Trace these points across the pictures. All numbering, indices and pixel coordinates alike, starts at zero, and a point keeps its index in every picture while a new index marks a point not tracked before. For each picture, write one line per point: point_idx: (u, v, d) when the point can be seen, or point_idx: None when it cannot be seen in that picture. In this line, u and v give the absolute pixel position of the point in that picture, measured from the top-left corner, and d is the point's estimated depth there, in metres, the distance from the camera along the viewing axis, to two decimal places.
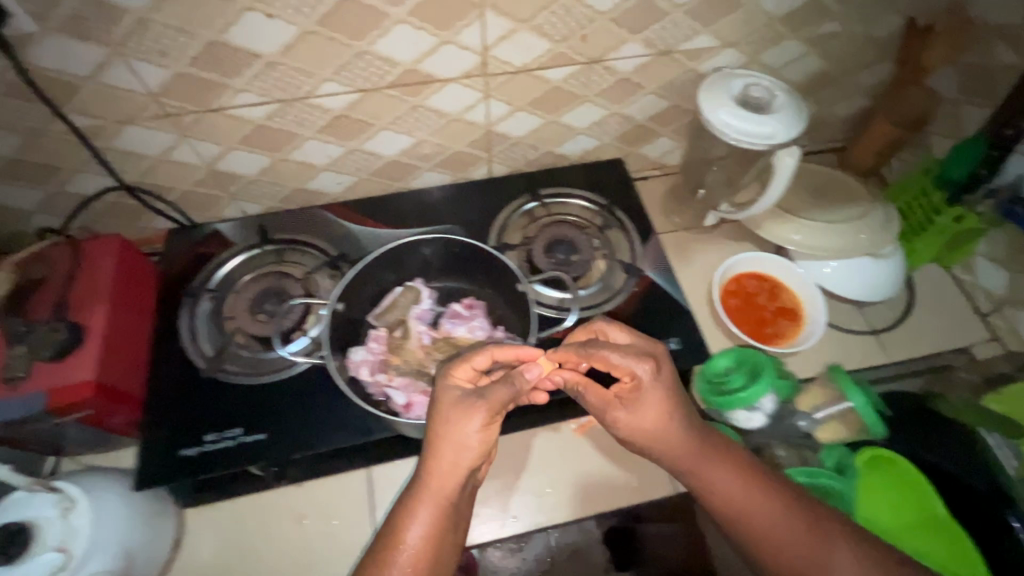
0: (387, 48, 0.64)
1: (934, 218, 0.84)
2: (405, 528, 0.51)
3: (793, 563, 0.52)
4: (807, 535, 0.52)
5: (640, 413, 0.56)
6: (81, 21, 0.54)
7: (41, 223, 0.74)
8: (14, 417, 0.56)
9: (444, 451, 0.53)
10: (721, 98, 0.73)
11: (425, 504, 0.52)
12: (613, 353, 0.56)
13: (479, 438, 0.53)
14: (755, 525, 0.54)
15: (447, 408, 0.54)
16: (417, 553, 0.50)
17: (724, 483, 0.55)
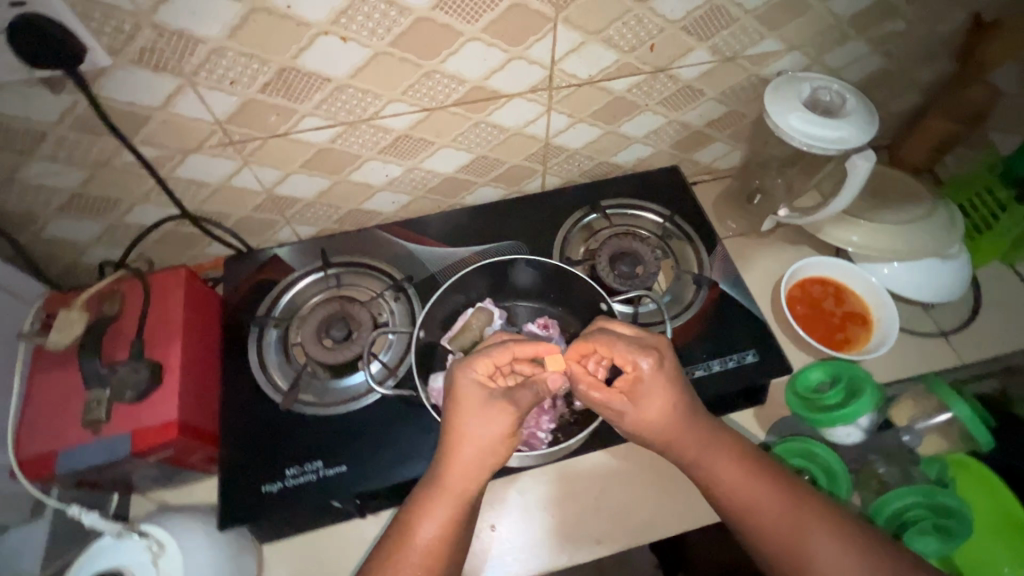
0: (457, 66, 0.62)
1: (999, 216, 0.84)
2: (416, 525, 0.53)
3: (782, 552, 0.53)
4: (792, 524, 0.53)
5: (647, 404, 0.56)
6: (156, 53, 0.52)
7: (98, 255, 0.73)
8: (100, 463, 0.55)
9: (458, 450, 0.54)
10: (793, 103, 0.71)
11: (436, 503, 0.53)
12: (622, 345, 0.55)
13: (485, 435, 0.54)
14: (755, 516, 0.54)
15: (460, 403, 0.55)
16: (429, 550, 0.52)
17: (725, 472, 0.55)
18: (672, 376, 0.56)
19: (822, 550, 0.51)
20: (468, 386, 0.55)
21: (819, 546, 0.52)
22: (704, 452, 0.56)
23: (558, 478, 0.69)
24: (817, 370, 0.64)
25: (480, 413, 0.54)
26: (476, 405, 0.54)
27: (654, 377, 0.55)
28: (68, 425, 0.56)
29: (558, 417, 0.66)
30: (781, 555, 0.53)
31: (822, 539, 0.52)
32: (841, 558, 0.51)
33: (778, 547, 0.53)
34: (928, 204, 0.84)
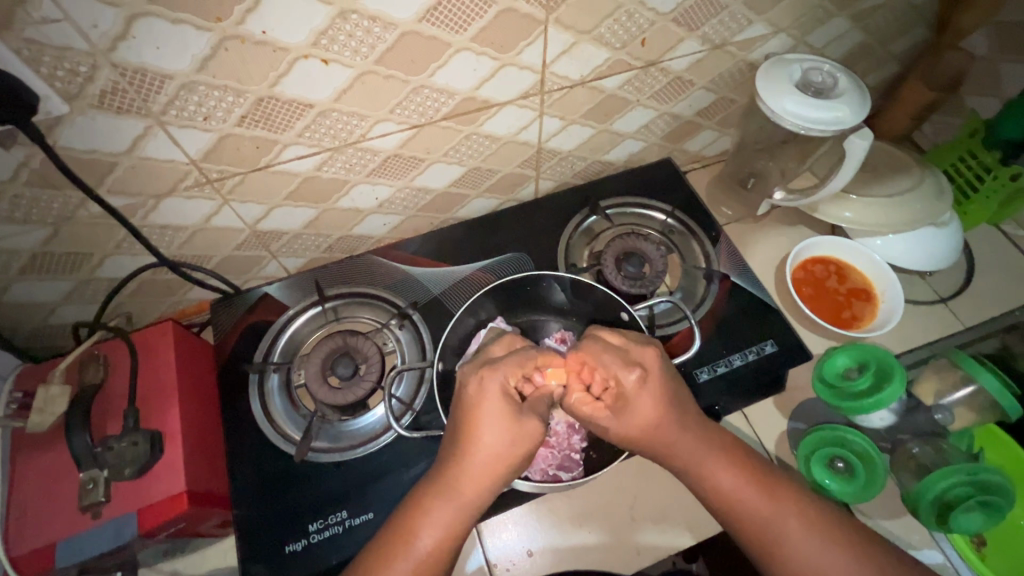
0: (445, 79, 0.58)
1: (984, 178, 0.84)
2: (415, 531, 0.50)
3: (754, 539, 0.51)
4: (779, 517, 0.51)
5: (628, 415, 0.56)
6: (118, 94, 0.47)
7: (69, 314, 0.67)
8: (106, 550, 0.50)
9: (473, 458, 0.53)
10: (785, 86, 0.69)
11: (439, 507, 0.51)
12: (605, 354, 0.56)
13: (494, 446, 0.53)
14: (745, 507, 0.52)
15: (480, 410, 0.54)
16: (422, 562, 0.49)
17: (722, 468, 0.54)
18: (657, 384, 0.56)
19: (805, 546, 0.50)
20: (496, 390, 0.54)
21: (802, 541, 0.50)
22: (699, 450, 0.55)
23: (591, 493, 0.68)
24: (843, 356, 0.67)
25: (503, 422, 0.54)
26: (499, 412, 0.54)
27: (635, 391, 0.56)
28: (63, 513, 0.51)
29: (588, 433, 0.65)
30: (763, 549, 0.51)
31: (803, 529, 0.51)
32: (823, 548, 0.49)
33: (762, 539, 0.51)
34: (916, 173, 0.82)
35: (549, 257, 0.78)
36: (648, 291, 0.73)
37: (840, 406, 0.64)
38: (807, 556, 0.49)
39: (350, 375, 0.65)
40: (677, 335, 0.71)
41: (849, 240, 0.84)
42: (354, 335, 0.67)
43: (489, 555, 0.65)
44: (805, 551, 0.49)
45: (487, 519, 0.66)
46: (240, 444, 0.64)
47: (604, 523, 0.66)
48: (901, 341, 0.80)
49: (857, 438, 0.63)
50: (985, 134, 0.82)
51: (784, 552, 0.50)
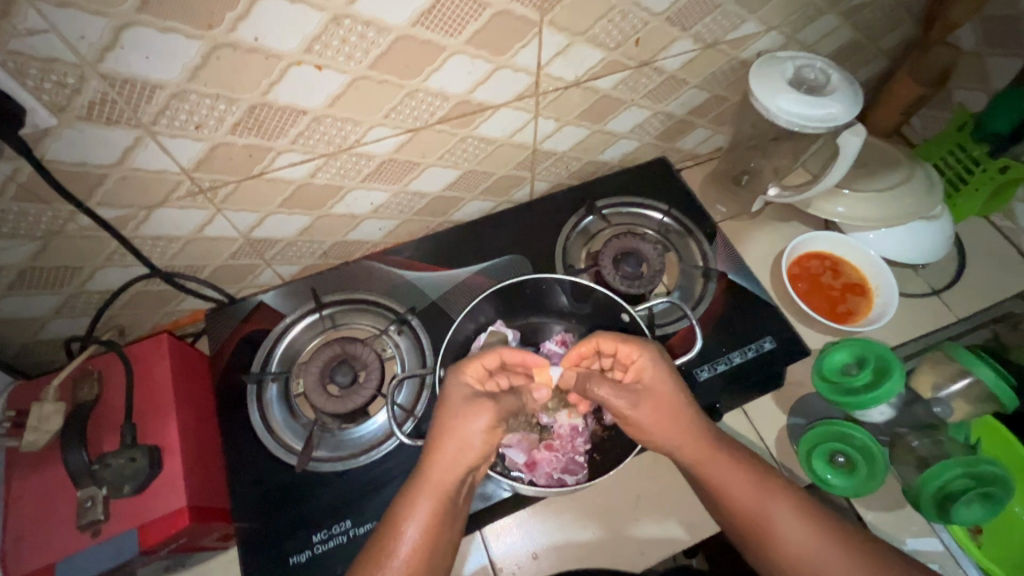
0: (440, 82, 0.58)
1: (973, 171, 0.85)
2: (403, 524, 0.49)
3: (745, 520, 0.53)
4: (755, 493, 0.53)
5: (642, 401, 0.57)
6: (107, 105, 0.46)
7: (59, 328, 0.65)
8: (106, 568, 0.49)
9: (444, 445, 0.53)
10: (778, 83, 0.69)
11: (423, 498, 0.51)
12: (619, 339, 0.59)
13: (463, 434, 0.54)
14: (721, 483, 0.54)
15: (447, 403, 0.56)
16: (417, 551, 0.49)
17: (690, 444, 0.56)
18: (667, 369, 0.58)
19: (781, 518, 0.52)
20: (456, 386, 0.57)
21: (778, 513, 0.52)
22: (675, 428, 0.56)
23: (594, 494, 0.68)
24: (841, 351, 0.68)
25: (467, 410, 0.55)
26: (462, 402, 0.55)
27: (649, 372, 0.58)
28: (61, 532, 0.50)
29: (591, 436, 0.66)
30: (744, 524, 0.53)
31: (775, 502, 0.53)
32: (814, 533, 0.51)
33: (741, 513, 0.53)
34: (906, 167, 0.83)
35: (547, 259, 0.78)
36: (647, 291, 0.73)
37: (837, 401, 0.65)
38: (782, 529, 0.52)
39: (349, 383, 0.64)
40: (675, 334, 0.71)
41: (843, 235, 0.85)
42: (352, 342, 0.67)
43: (492, 555, 0.65)
44: (790, 531, 0.52)
45: (490, 523, 0.66)
46: (239, 456, 0.64)
47: (608, 523, 0.66)
48: (895, 334, 0.81)
49: (857, 433, 0.64)
50: (975, 127, 0.83)
51: (764, 525, 0.52)
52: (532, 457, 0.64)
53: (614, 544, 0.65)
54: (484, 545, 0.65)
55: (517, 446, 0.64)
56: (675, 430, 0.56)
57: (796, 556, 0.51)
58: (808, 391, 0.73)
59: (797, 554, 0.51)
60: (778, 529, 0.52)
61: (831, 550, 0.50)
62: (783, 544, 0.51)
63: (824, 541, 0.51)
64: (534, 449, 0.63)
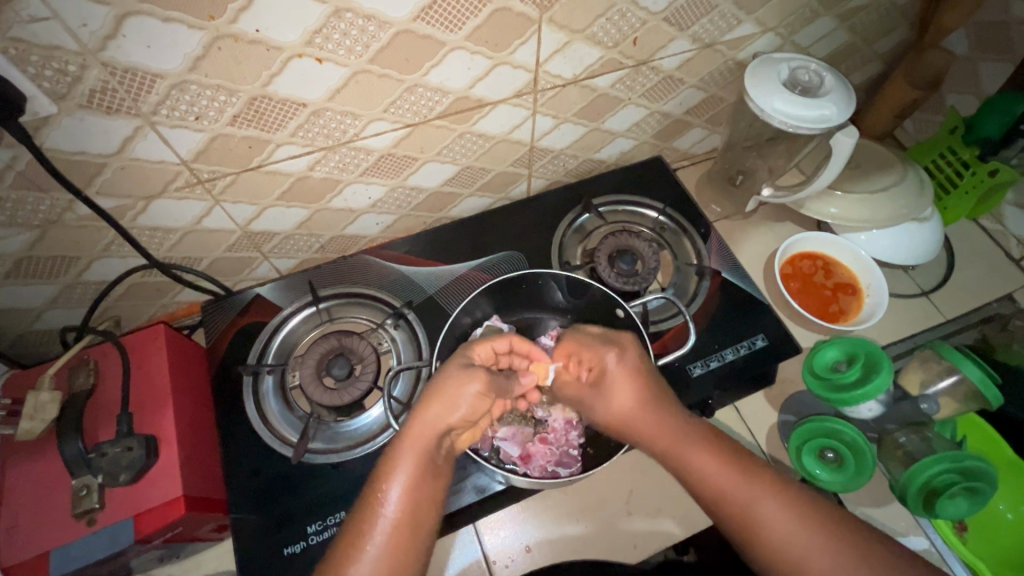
0: (439, 78, 0.58)
1: (963, 174, 0.86)
2: (386, 487, 0.48)
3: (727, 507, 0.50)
4: (732, 476, 0.51)
5: (610, 393, 0.58)
6: (107, 94, 0.46)
7: (54, 318, 0.65)
8: (101, 557, 0.49)
9: (434, 404, 0.52)
10: (774, 85, 0.70)
11: (406, 457, 0.50)
12: (585, 337, 0.62)
13: (454, 393, 0.53)
14: (698, 469, 0.52)
15: (444, 367, 0.56)
16: (395, 520, 0.47)
17: (665, 432, 0.55)
18: (635, 363, 0.59)
19: (764, 504, 0.49)
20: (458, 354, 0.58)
21: (759, 498, 0.50)
22: (653, 419, 0.56)
23: (587, 488, 0.69)
24: (833, 349, 0.69)
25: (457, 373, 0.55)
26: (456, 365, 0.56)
27: (612, 366, 0.59)
28: (56, 521, 0.50)
29: (585, 429, 0.66)
30: (726, 512, 0.51)
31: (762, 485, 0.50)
32: (790, 510, 0.49)
33: (726, 502, 0.51)
34: (898, 170, 0.84)
35: (543, 255, 0.79)
36: (641, 288, 0.74)
37: (827, 397, 0.66)
38: (768, 514, 0.49)
39: (345, 375, 0.64)
40: (669, 331, 0.72)
41: (834, 235, 0.86)
42: (349, 336, 0.67)
43: (486, 549, 0.65)
44: (772, 513, 0.49)
45: (485, 517, 0.66)
46: (235, 447, 0.64)
47: (600, 517, 0.67)
48: (883, 334, 0.82)
49: (847, 430, 0.65)
50: (966, 130, 0.85)
51: (748, 512, 0.49)
52: (526, 451, 0.64)
53: (607, 538, 0.66)
54: (479, 538, 0.66)
55: (511, 440, 0.65)
56: (649, 416, 0.56)
57: (778, 541, 0.48)
58: (799, 389, 0.74)
59: (780, 540, 0.48)
60: (766, 518, 0.49)
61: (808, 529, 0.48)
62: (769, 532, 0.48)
63: (816, 531, 0.47)
64: (528, 442, 0.64)
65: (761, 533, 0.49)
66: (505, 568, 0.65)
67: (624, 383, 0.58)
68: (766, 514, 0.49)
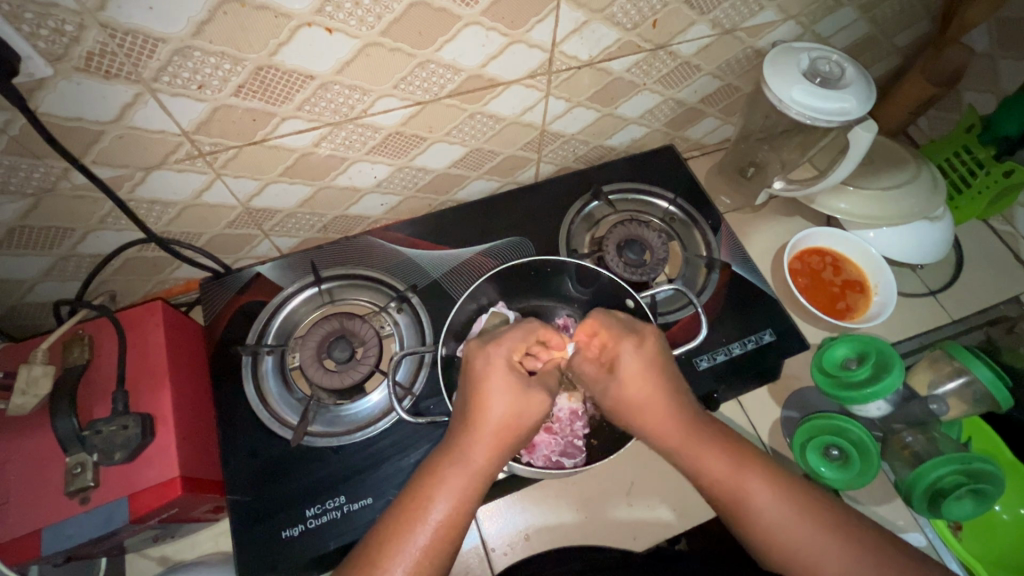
0: (452, 54, 0.56)
1: (976, 174, 0.85)
2: (428, 507, 0.47)
3: (725, 501, 0.51)
4: (734, 475, 0.51)
5: (625, 379, 0.55)
6: (106, 57, 0.44)
7: (48, 291, 0.64)
8: (94, 536, 0.48)
9: (486, 431, 0.51)
10: (793, 75, 0.68)
11: (453, 478, 0.49)
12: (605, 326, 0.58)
13: (506, 416, 0.52)
14: (699, 462, 0.53)
15: (487, 384, 0.53)
16: (437, 541, 0.46)
17: (669, 427, 0.54)
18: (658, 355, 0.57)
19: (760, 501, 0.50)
20: (503, 366, 0.53)
21: (761, 504, 0.50)
22: (659, 415, 0.54)
23: (588, 478, 0.68)
24: (843, 346, 0.69)
25: (512, 394, 0.52)
26: (507, 381, 0.53)
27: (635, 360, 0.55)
28: (49, 499, 0.49)
29: (590, 420, 0.65)
30: (724, 504, 0.52)
31: (771, 494, 0.50)
32: (799, 522, 0.49)
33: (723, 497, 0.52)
34: (912, 167, 0.83)
35: (550, 242, 0.77)
36: (648, 279, 0.73)
37: (836, 394, 0.65)
38: (775, 531, 0.49)
39: (347, 358, 0.63)
40: (675, 323, 0.71)
41: (843, 231, 0.85)
42: (351, 318, 0.66)
43: (484, 536, 0.65)
44: (780, 521, 0.49)
45: (484, 504, 0.66)
46: (233, 428, 0.63)
47: (601, 506, 0.67)
48: (889, 332, 0.81)
49: (854, 428, 0.64)
50: (982, 130, 0.83)
51: (744, 511, 0.50)
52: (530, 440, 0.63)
53: (605, 527, 0.66)
54: (477, 524, 0.65)
55: None
56: (661, 410, 0.54)
57: (796, 556, 0.48)
58: (803, 385, 0.73)
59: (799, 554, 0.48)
60: (774, 528, 0.49)
61: (818, 531, 0.49)
62: (783, 546, 0.49)
63: (833, 537, 0.48)
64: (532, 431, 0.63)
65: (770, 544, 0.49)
66: (503, 556, 0.64)
67: (647, 378, 0.55)
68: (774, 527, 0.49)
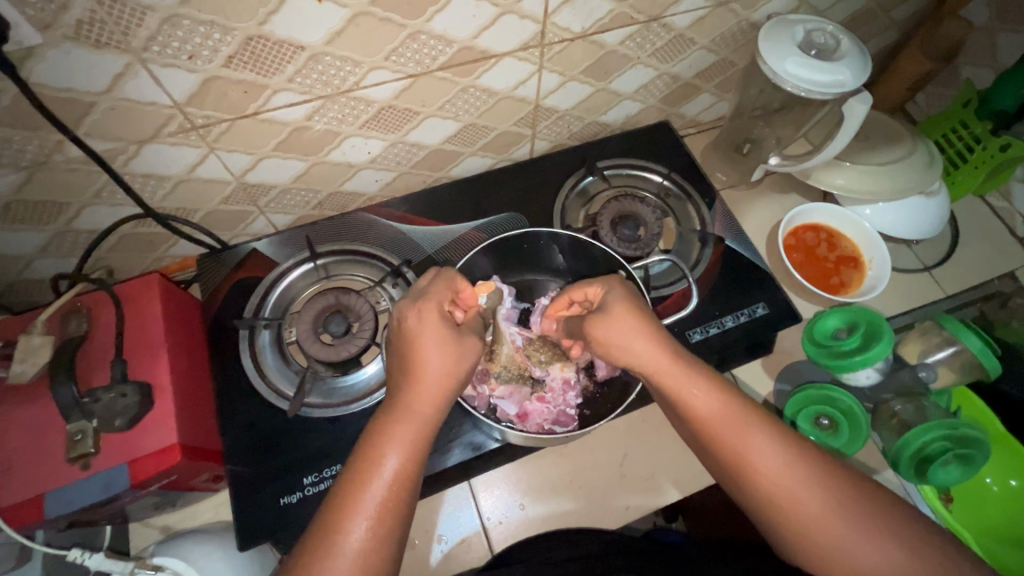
0: (443, 25, 0.56)
1: (973, 149, 0.84)
2: (379, 462, 0.46)
3: (749, 473, 0.46)
4: (760, 443, 0.46)
5: (612, 324, 0.53)
6: (95, 26, 0.44)
7: (46, 266, 0.64)
8: (97, 500, 0.49)
9: (426, 383, 0.51)
10: (787, 47, 0.68)
11: (400, 426, 0.48)
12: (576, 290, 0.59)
13: (442, 368, 0.52)
14: (729, 439, 0.47)
15: (421, 338, 0.53)
16: (391, 492, 0.45)
17: (694, 396, 0.49)
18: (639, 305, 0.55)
19: (791, 476, 0.45)
20: (434, 318, 0.54)
21: (788, 479, 0.45)
22: (679, 379, 0.50)
23: (582, 450, 0.69)
24: (834, 317, 0.69)
25: (446, 348, 0.53)
26: (440, 334, 0.53)
27: (616, 299, 0.55)
28: (50, 465, 0.50)
29: (582, 391, 0.66)
30: (743, 477, 0.47)
31: (796, 471, 0.45)
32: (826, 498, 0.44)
33: (722, 446, 0.47)
34: (908, 141, 0.82)
35: (545, 218, 0.77)
36: (642, 253, 0.73)
37: (827, 363, 0.66)
38: (806, 508, 0.44)
39: (342, 332, 0.64)
40: (670, 298, 0.72)
41: (838, 207, 0.84)
42: (346, 293, 0.66)
43: (480, 506, 0.66)
44: (808, 496, 0.44)
45: (479, 476, 0.67)
46: (232, 400, 0.64)
47: (595, 476, 0.68)
48: (881, 307, 0.82)
49: (843, 397, 0.66)
50: (980, 104, 0.83)
51: (771, 487, 0.45)
52: (523, 409, 0.65)
53: (598, 499, 0.67)
54: (472, 496, 0.67)
55: (507, 398, 0.65)
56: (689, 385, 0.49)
57: (815, 528, 0.44)
58: (796, 359, 0.74)
59: (823, 532, 0.43)
60: (801, 508, 0.44)
61: (840, 511, 0.44)
62: (809, 521, 0.44)
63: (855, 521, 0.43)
64: (524, 401, 0.64)
65: (779, 509, 0.45)
66: (499, 525, 0.66)
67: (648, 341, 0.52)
68: (799, 504, 0.44)
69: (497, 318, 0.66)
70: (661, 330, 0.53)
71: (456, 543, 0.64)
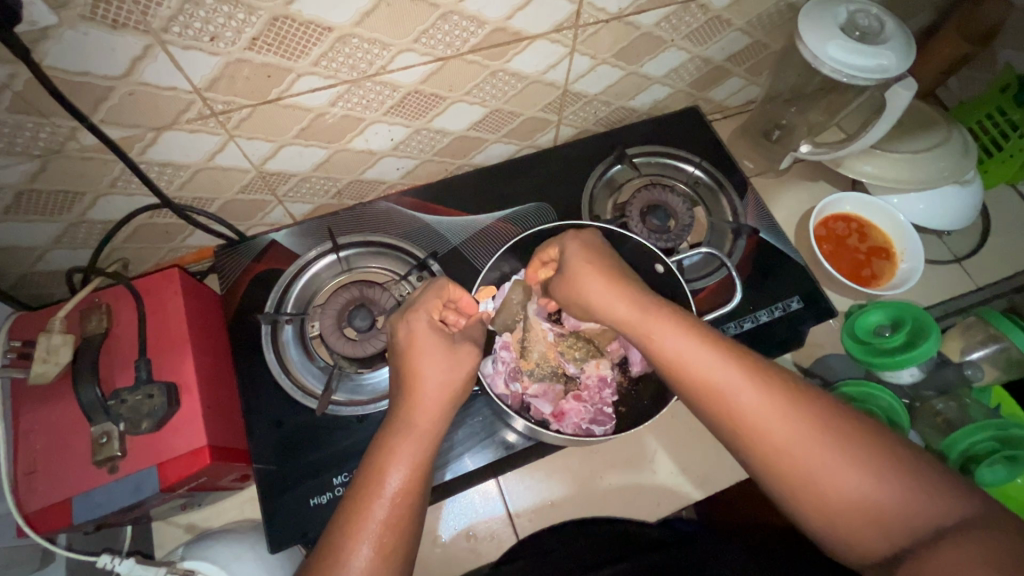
0: (476, 5, 0.53)
1: (1008, 137, 0.82)
2: (382, 481, 0.45)
3: (724, 412, 0.45)
4: (738, 381, 0.45)
5: (588, 279, 0.54)
6: (113, 5, 0.41)
7: (58, 258, 0.62)
8: (126, 505, 0.48)
9: (425, 407, 0.49)
10: (830, 29, 0.65)
11: (400, 443, 0.47)
12: (549, 246, 0.59)
13: (440, 382, 0.51)
14: (707, 382, 0.46)
15: (415, 346, 0.52)
16: (396, 508, 0.44)
17: (666, 339, 0.48)
18: (609, 263, 0.55)
19: (772, 416, 0.43)
20: (423, 328, 0.52)
21: (769, 417, 0.43)
22: (652, 325, 0.49)
23: (614, 448, 0.68)
24: (878, 313, 0.68)
25: (441, 353, 0.52)
26: (434, 345, 0.52)
27: (575, 255, 0.56)
28: (76, 468, 0.48)
29: (617, 388, 0.65)
30: (720, 418, 0.46)
31: (780, 412, 0.43)
32: (810, 434, 0.42)
33: (710, 401, 0.46)
34: (944, 129, 0.79)
35: (572, 208, 0.75)
36: (672, 245, 0.71)
37: (870, 361, 0.64)
38: (790, 444, 0.43)
39: (368, 327, 0.62)
40: (702, 292, 0.70)
41: (869, 196, 0.82)
42: (370, 287, 0.64)
43: (510, 503, 0.65)
44: (790, 432, 0.43)
45: (508, 472, 0.65)
46: (255, 397, 0.62)
47: (625, 472, 0.67)
48: (910, 299, 0.80)
49: (884, 395, 0.64)
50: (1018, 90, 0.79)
51: (750, 426, 0.44)
52: (559, 408, 0.63)
53: (629, 494, 0.66)
54: (500, 493, 0.65)
55: (540, 396, 0.63)
56: (661, 329, 0.49)
57: (798, 463, 0.42)
58: (827, 353, 0.73)
59: (807, 467, 0.42)
60: (785, 447, 0.43)
61: (830, 450, 0.42)
62: (794, 457, 0.42)
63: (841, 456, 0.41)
64: (560, 400, 0.63)
65: (760, 447, 0.44)
66: (530, 522, 0.64)
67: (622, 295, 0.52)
68: (785, 443, 0.43)
69: (528, 314, 0.66)
70: (634, 285, 0.53)
71: (487, 541, 0.63)
